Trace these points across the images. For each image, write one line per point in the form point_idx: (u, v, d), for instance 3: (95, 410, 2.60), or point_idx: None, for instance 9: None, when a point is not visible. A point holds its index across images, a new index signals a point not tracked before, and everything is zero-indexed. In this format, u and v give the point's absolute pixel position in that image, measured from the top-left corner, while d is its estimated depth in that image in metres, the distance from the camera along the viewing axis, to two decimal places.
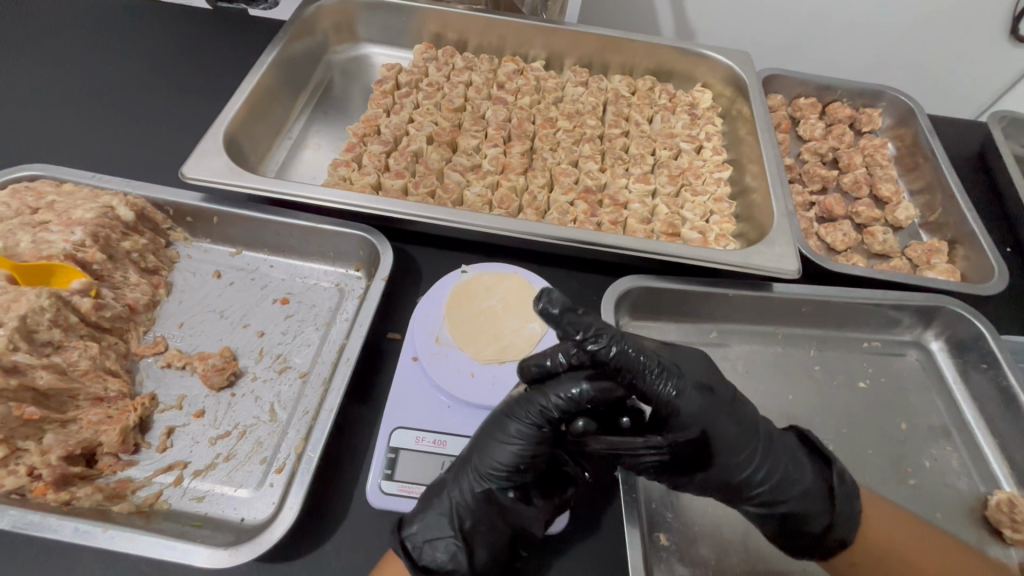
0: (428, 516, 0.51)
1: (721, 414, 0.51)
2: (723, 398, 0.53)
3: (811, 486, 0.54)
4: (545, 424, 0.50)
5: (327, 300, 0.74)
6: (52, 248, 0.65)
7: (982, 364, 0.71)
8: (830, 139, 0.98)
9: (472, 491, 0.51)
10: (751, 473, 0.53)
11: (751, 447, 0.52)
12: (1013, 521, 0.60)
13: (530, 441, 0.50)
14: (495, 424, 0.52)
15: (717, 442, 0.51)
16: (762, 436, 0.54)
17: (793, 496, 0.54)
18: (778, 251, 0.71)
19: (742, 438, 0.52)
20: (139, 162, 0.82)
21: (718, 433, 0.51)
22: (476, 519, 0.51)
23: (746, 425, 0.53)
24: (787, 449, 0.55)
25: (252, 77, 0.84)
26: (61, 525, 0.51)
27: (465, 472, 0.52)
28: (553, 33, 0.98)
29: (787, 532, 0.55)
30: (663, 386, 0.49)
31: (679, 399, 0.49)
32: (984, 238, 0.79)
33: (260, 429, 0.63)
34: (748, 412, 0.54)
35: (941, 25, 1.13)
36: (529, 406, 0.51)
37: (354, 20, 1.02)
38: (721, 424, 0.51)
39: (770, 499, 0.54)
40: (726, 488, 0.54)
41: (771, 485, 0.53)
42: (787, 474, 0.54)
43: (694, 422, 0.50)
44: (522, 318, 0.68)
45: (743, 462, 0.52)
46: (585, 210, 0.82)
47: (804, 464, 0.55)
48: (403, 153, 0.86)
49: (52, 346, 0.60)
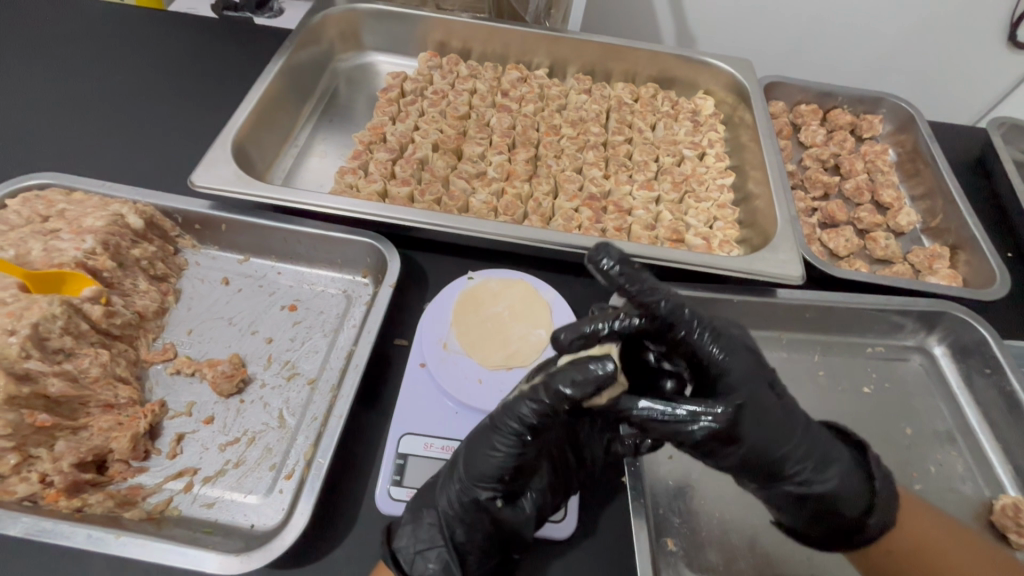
0: (419, 527, 0.52)
1: (765, 384, 0.51)
2: (766, 368, 0.53)
3: (848, 468, 0.54)
4: (525, 432, 0.49)
5: (334, 306, 0.75)
6: (63, 256, 0.66)
7: (986, 369, 0.71)
8: (831, 145, 0.99)
9: (458, 502, 0.51)
10: (794, 447, 0.51)
11: (795, 420, 0.52)
12: (1019, 526, 0.61)
13: (511, 449, 0.49)
14: (480, 435, 0.51)
15: (764, 412, 0.50)
16: (803, 413, 0.53)
17: (833, 476, 0.53)
18: (782, 257, 0.71)
19: (785, 411, 0.51)
20: (148, 170, 0.83)
21: (762, 402, 0.50)
22: (465, 530, 0.51)
23: (787, 400, 0.53)
24: (825, 431, 0.55)
25: (259, 85, 0.85)
26: (72, 532, 0.51)
27: (451, 483, 0.52)
28: (556, 41, 0.99)
29: (819, 517, 0.54)
30: (712, 346, 0.50)
31: (727, 359, 0.50)
32: (985, 244, 0.80)
33: (269, 435, 0.63)
34: (787, 388, 0.54)
35: (941, 31, 1.14)
36: (509, 414, 0.49)
37: (359, 28, 1.03)
38: (766, 395, 0.51)
39: (810, 479, 0.52)
40: (768, 466, 0.51)
41: (812, 462, 0.52)
42: (827, 452, 0.53)
43: (741, 386, 0.50)
44: (529, 325, 0.69)
45: (787, 435, 0.51)
46: (590, 216, 0.82)
47: (842, 447, 0.55)
48: (409, 160, 0.86)
49: (63, 354, 0.60)
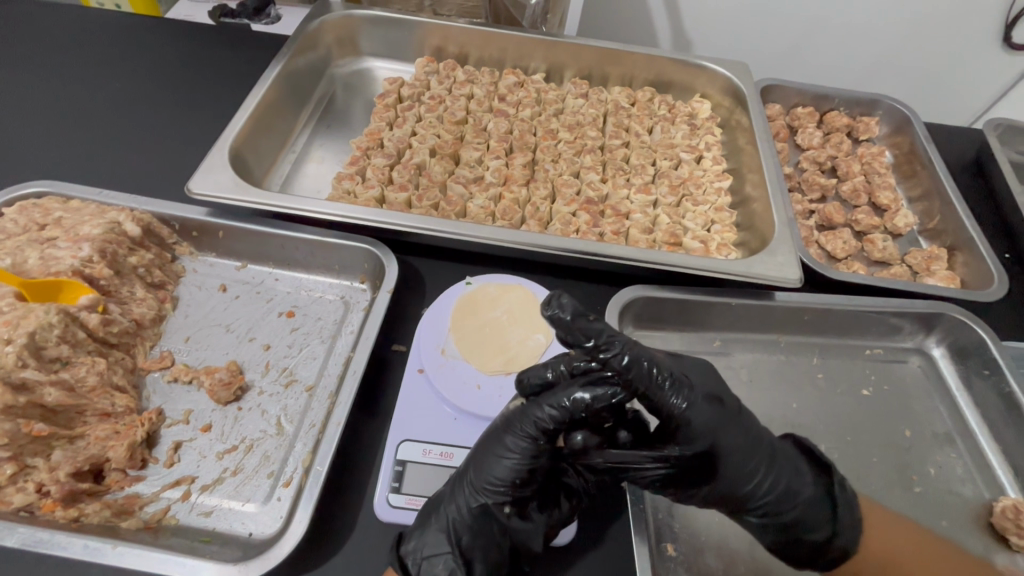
0: (427, 532, 0.51)
1: (729, 426, 0.52)
2: (729, 409, 0.53)
3: (812, 497, 0.55)
4: (541, 436, 0.50)
5: (332, 312, 0.75)
6: (60, 264, 0.66)
7: (985, 371, 0.71)
8: (828, 147, 0.99)
9: (468, 506, 0.51)
10: (756, 485, 0.53)
11: (757, 459, 0.53)
12: (1019, 528, 0.60)
13: (526, 454, 0.50)
14: (493, 439, 0.52)
15: (725, 454, 0.52)
16: (767, 451, 0.54)
17: (798, 507, 0.54)
18: (780, 260, 0.71)
19: (749, 451, 0.53)
20: (144, 177, 0.83)
21: (723, 446, 0.52)
22: (474, 534, 0.51)
23: (752, 437, 0.53)
24: (791, 462, 0.55)
25: (256, 92, 0.85)
26: (69, 542, 0.51)
27: (462, 487, 0.52)
28: (553, 46, 0.99)
29: (788, 543, 0.55)
30: (673, 398, 0.50)
31: (688, 410, 0.50)
32: (983, 245, 0.80)
33: (267, 442, 0.63)
34: (753, 424, 0.54)
35: (936, 33, 1.14)
36: (526, 418, 0.50)
37: (356, 34, 1.03)
38: (729, 436, 0.52)
39: (776, 509, 0.54)
40: (732, 501, 0.54)
41: (777, 495, 0.53)
42: (790, 484, 0.54)
43: (703, 435, 0.50)
44: (526, 330, 0.69)
45: (749, 475, 0.53)
46: (588, 220, 0.82)
47: (807, 475, 0.56)
48: (407, 166, 0.86)
49: (60, 362, 0.60)
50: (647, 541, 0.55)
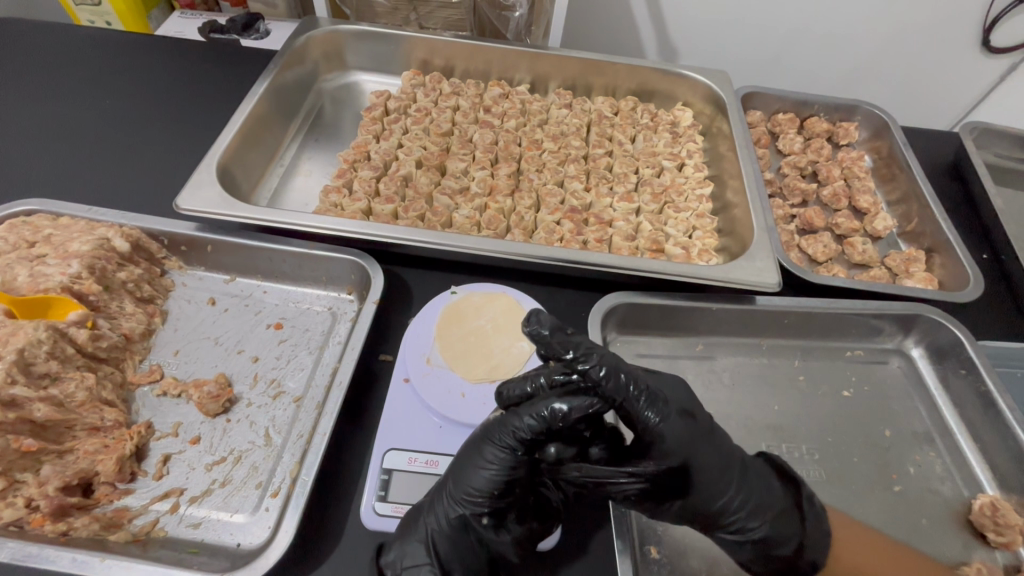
0: (405, 544, 0.52)
1: (703, 442, 0.53)
2: (703, 425, 0.54)
3: (783, 507, 0.55)
4: (519, 447, 0.51)
5: (320, 324, 0.76)
6: (49, 281, 0.67)
7: (962, 370, 0.72)
8: (809, 152, 1.01)
9: (447, 518, 0.52)
10: (728, 501, 0.53)
11: (727, 477, 0.53)
12: (996, 525, 0.62)
13: (503, 465, 0.51)
14: (473, 450, 0.53)
15: (699, 469, 0.52)
16: (739, 466, 0.54)
17: (766, 521, 0.54)
18: (759, 265, 0.72)
19: (720, 468, 0.53)
20: (134, 193, 0.84)
21: (699, 461, 0.52)
22: (451, 546, 0.52)
23: (724, 451, 0.54)
24: (761, 476, 0.56)
25: (243, 108, 0.86)
26: (57, 556, 0.51)
27: (440, 498, 0.53)
28: (537, 57, 1.00)
29: (762, 558, 0.55)
30: (647, 412, 0.52)
31: (661, 424, 0.52)
32: (959, 246, 0.81)
33: (255, 453, 0.64)
34: (726, 441, 0.55)
35: (914, 39, 1.17)
36: (503, 430, 0.51)
37: (342, 49, 1.05)
38: (703, 451, 0.53)
39: (744, 527, 0.54)
40: (704, 518, 0.54)
41: (746, 513, 0.53)
42: (761, 496, 0.54)
43: (676, 449, 0.52)
44: (510, 337, 0.70)
45: (721, 491, 0.53)
46: (571, 228, 0.84)
47: (775, 486, 0.56)
48: (393, 178, 0.88)
49: (49, 378, 0.61)
50: (626, 542, 0.56)
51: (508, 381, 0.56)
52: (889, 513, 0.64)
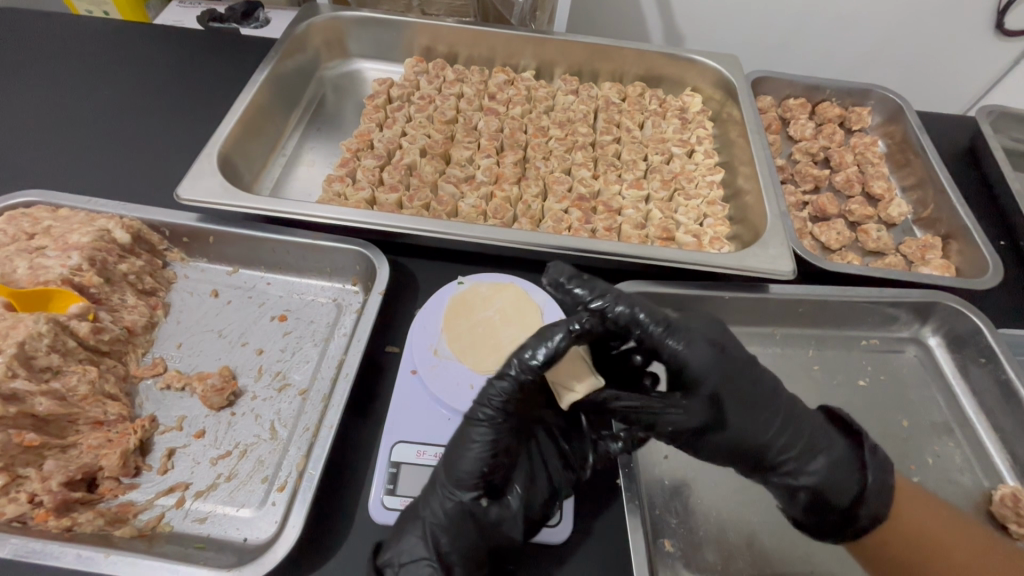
0: (404, 541, 0.51)
1: (737, 375, 0.54)
2: (735, 358, 0.55)
3: (838, 457, 0.56)
4: (499, 417, 0.51)
5: (325, 315, 0.75)
6: (49, 273, 0.65)
7: (981, 358, 0.71)
8: (820, 138, 0.99)
9: (443, 507, 0.51)
10: (773, 438, 0.55)
11: (770, 411, 0.55)
12: (1018, 516, 0.60)
13: (486, 440, 0.51)
14: (458, 432, 0.52)
15: (733, 401, 0.54)
16: (783, 405, 0.56)
17: (819, 466, 0.55)
18: (772, 253, 0.71)
19: (760, 401, 0.55)
20: (134, 184, 0.83)
21: (733, 394, 0.54)
22: (451, 537, 0.51)
23: (762, 387, 0.55)
24: (812, 423, 0.57)
25: (244, 96, 0.85)
26: (62, 552, 0.50)
27: (434, 490, 0.52)
28: (542, 43, 0.98)
29: (813, 508, 0.56)
30: (670, 340, 0.53)
31: (686, 350, 0.53)
32: (977, 233, 0.79)
33: (261, 447, 0.63)
34: (765, 375, 0.56)
35: (927, 21, 1.14)
36: (480, 402, 0.51)
37: (344, 36, 1.03)
38: (737, 384, 0.54)
39: (794, 470, 0.56)
40: (750, 454, 0.56)
41: (793, 454, 0.55)
42: (808, 443, 0.56)
43: (705, 376, 0.53)
44: (520, 327, 0.69)
45: (764, 425, 0.55)
46: (580, 217, 0.82)
47: (833, 436, 0.58)
48: (397, 167, 0.86)
49: (50, 372, 0.60)
50: (644, 535, 0.55)
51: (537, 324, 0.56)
52: None
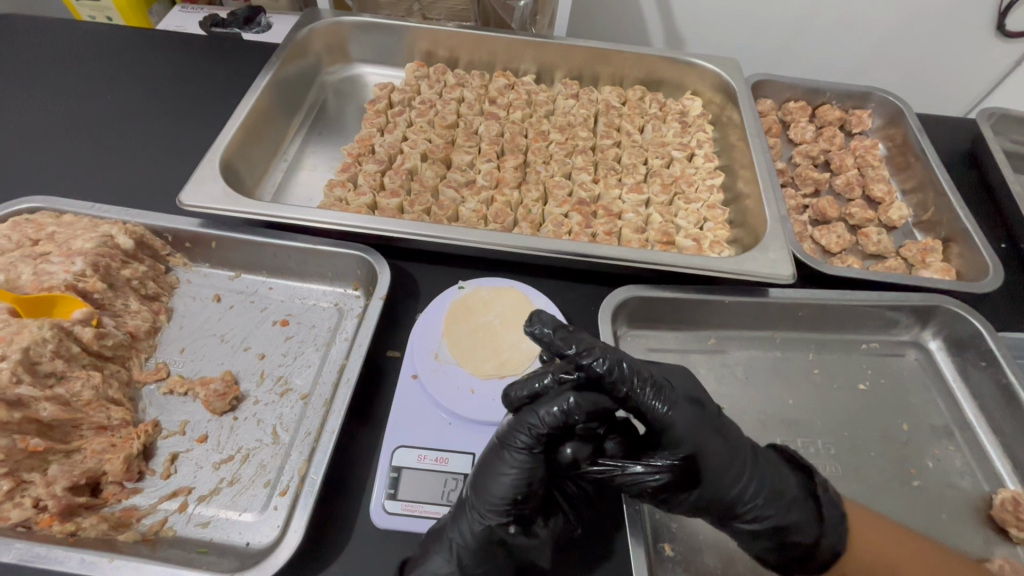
0: (432, 560, 0.52)
1: (712, 432, 0.52)
2: (712, 413, 0.54)
3: (795, 495, 0.55)
4: (536, 445, 0.50)
5: (326, 320, 0.75)
6: (53, 279, 0.66)
7: (982, 362, 0.71)
8: (821, 141, 0.99)
9: (472, 530, 0.50)
10: (743, 488, 0.52)
11: (739, 465, 0.53)
12: (1018, 520, 0.60)
13: (524, 467, 0.49)
14: (491, 454, 0.51)
15: (709, 460, 0.52)
16: (745, 453, 0.54)
17: (781, 507, 0.54)
18: (772, 257, 0.71)
19: (733, 455, 0.53)
20: (138, 189, 0.83)
21: (709, 451, 0.52)
22: (480, 559, 0.51)
23: (733, 441, 0.54)
24: (770, 465, 0.55)
25: (245, 102, 0.85)
26: (66, 556, 0.51)
27: (465, 512, 0.51)
28: (542, 47, 0.99)
29: (776, 547, 0.55)
30: (654, 401, 0.51)
31: (670, 413, 0.51)
32: (978, 235, 0.79)
33: (263, 452, 0.63)
34: (734, 429, 0.55)
35: (928, 24, 1.14)
36: (519, 429, 0.50)
37: (345, 41, 1.03)
38: (712, 441, 0.52)
39: (759, 516, 0.53)
40: (717, 509, 0.53)
41: (761, 501, 0.53)
42: (774, 488, 0.54)
43: (681, 437, 0.51)
44: (520, 332, 0.69)
45: (732, 481, 0.52)
46: (580, 221, 0.82)
47: (787, 474, 0.56)
48: (398, 171, 0.87)
49: (55, 377, 0.60)
50: (643, 540, 0.55)
51: (514, 382, 0.54)
52: (908, 508, 0.63)
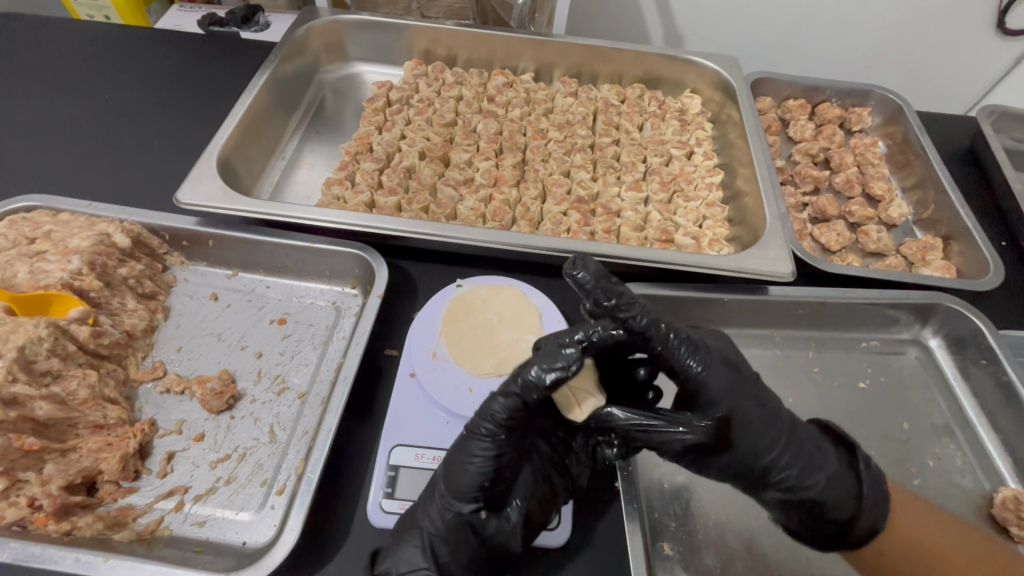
0: (403, 550, 0.51)
1: (748, 396, 0.54)
2: (748, 379, 0.55)
3: (834, 470, 0.57)
4: (500, 432, 0.50)
5: (324, 319, 0.75)
6: (49, 278, 0.66)
7: (982, 359, 0.70)
8: (820, 139, 0.99)
9: (442, 517, 0.51)
10: (777, 456, 0.55)
11: (774, 432, 0.54)
12: (1019, 519, 0.60)
13: (488, 454, 0.50)
14: (459, 443, 0.52)
15: (743, 421, 0.54)
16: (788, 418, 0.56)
17: (819, 481, 0.56)
18: (772, 255, 0.70)
19: (768, 421, 0.54)
20: (135, 188, 0.83)
21: (746, 414, 0.54)
22: (450, 546, 0.50)
23: (771, 409, 0.55)
24: (811, 438, 0.57)
25: (243, 100, 0.85)
26: (61, 556, 0.50)
27: (434, 500, 0.52)
28: (541, 46, 0.98)
29: (809, 518, 0.57)
30: (690, 360, 0.53)
31: (704, 373, 0.53)
32: (978, 233, 0.79)
33: (259, 450, 0.63)
34: (772, 398, 0.56)
35: (928, 22, 1.14)
36: (483, 417, 0.50)
37: (343, 39, 1.03)
38: (747, 405, 0.54)
39: (795, 485, 0.55)
40: (752, 472, 0.55)
41: (795, 471, 0.55)
42: (812, 459, 0.56)
43: (721, 399, 0.53)
44: (518, 331, 0.69)
45: (771, 445, 0.54)
46: (578, 219, 0.82)
47: (827, 450, 0.58)
48: (396, 169, 0.86)
49: (50, 376, 0.60)
50: (641, 537, 0.54)
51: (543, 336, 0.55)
52: None
